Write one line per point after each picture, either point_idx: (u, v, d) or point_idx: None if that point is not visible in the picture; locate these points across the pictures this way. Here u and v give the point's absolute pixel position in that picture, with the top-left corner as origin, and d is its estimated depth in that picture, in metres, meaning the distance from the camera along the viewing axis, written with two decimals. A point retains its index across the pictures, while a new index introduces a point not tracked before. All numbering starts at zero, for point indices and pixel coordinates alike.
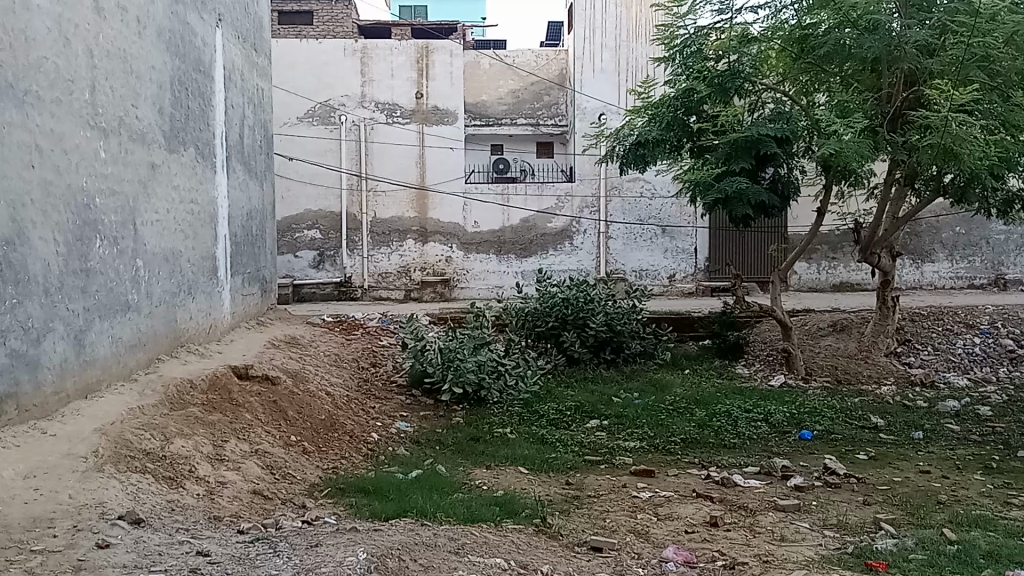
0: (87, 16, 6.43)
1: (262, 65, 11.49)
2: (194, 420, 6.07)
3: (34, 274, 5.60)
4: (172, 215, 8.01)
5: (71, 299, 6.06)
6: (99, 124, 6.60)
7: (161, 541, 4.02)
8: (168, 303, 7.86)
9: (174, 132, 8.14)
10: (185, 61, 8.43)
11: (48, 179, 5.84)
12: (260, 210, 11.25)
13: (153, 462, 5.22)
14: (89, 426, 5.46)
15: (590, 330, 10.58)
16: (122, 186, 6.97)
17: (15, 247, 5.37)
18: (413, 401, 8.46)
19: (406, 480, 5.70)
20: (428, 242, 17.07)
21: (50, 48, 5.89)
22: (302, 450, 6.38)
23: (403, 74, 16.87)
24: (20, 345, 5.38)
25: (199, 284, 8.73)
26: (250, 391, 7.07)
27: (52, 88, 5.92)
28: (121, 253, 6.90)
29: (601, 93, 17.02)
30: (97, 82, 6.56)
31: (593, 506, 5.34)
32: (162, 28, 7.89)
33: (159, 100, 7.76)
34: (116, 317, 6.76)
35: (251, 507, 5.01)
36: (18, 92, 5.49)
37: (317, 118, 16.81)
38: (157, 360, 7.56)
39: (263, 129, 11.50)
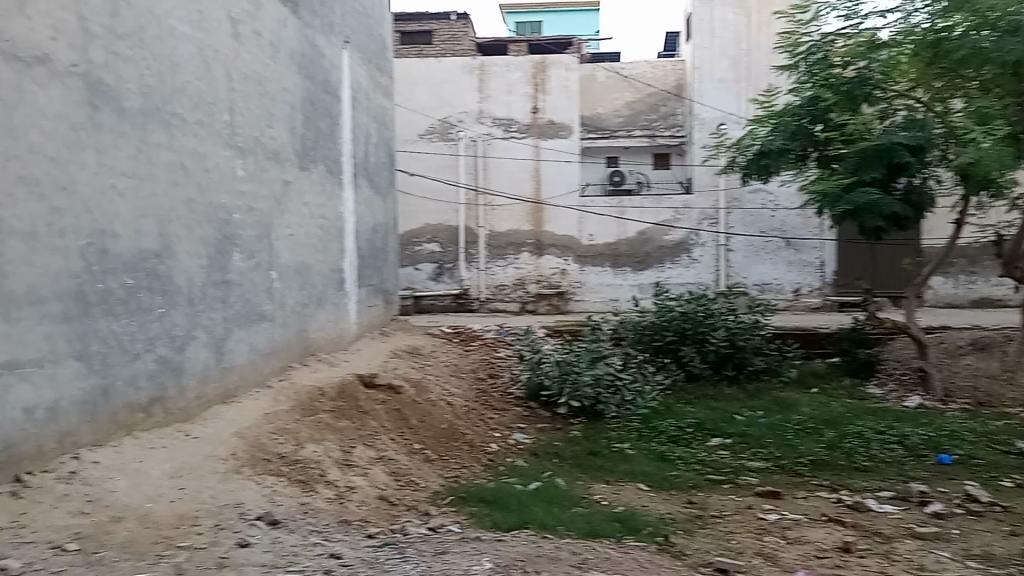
0: (226, 41, 6.84)
1: (386, 84, 11.84)
2: (323, 425, 6.31)
3: (179, 286, 6.02)
4: (304, 230, 8.37)
5: (212, 309, 6.44)
6: (238, 143, 6.99)
7: (297, 542, 4.19)
8: (299, 313, 8.20)
9: (305, 150, 8.51)
10: (314, 82, 8.80)
11: (192, 197, 6.24)
12: (384, 224, 11.58)
13: (287, 465, 5.44)
14: (228, 430, 5.78)
15: (711, 345, 10.39)
16: (259, 202, 7.35)
17: (162, 259, 5.82)
18: (530, 412, 8.49)
19: (525, 492, 5.74)
20: (545, 254, 17.17)
21: (192, 72, 6.30)
22: (425, 458, 6.52)
23: (520, 89, 17.05)
24: (166, 352, 5.81)
25: (328, 295, 9.09)
26: (376, 399, 7.25)
27: (194, 109, 6.32)
28: (257, 265, 7.26)
29: (720, 103, 16.72)
30: (235, 103, 6.96)
31: (717, 526, 5.22)
32: (294, 51, 8.27)
33: (290, 120, 8.13)
34: (253, 327, 7.13)
35: (378, 512, 5.16)
36: (165, 113, 5.94)
37: (436, 134, 17.19)
38: (290, 367, 7.90)
39: (387, 145, 11.89)
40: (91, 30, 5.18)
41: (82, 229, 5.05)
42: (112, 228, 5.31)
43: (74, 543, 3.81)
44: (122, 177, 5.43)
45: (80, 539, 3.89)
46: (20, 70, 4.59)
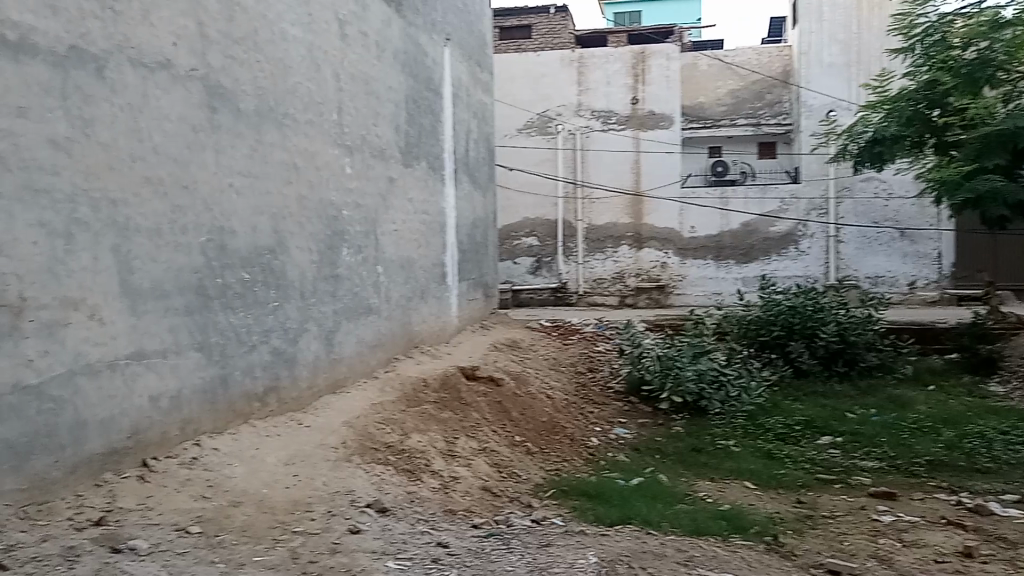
0: (334, 43, 7.04)
1: (486, 80, 11.94)
2: (428, 417, 6.44)
3: (292, 280, 6.25)
4: (408, 225, 8.54)
5: (323, 302, 6.66)
6: (346, 142, 7.19)
7: (405, 530, 4.29)
8: (403, 307, 8.38)
9: (409, 147, 8.69)
10: (417, 80, 8.96)
11: (304, 194, 6.46)
12: (484, 219, 11.69)
13: (393, 454, 5.58)
14: (338, 419, 5.98)
15: (820, 340, 10.07)
16: (365, 199, 7.55)
17: (276, 255, 6.06)
18: (631, 407, 8.42)
19: (627, 487, 5.71)
20: (645, 248, 16.97)
21: (303, 73, 6.51)
22: (526, 450, 6.56)
23: (620, 80, 16.91)
24: (280, 344, 6.05)
25: (431, 289, 9.25)
26: (477, 391, 7.34)
27: (305, 110, 6.54)
28: (364, 260, 7.45)
29: (829, 88, 16.13)
30: (343, 103, 7.16)
31: (828, 527, 5.05)
32: (398, 50, 8.45)
33: (394, 118, 8.30)
34: (360, 319, 7.33)
35: (482, 503, 5.23)
36: (278, 114, 6.17)
37: (535, 129, 17.22)
38: (395, 359, 8.09)
39: (487, 140, 11.99)
40: (209, 35, 5.43)
41: (203, 227, 5.30)
42: (229, 225, 5.55)
43: (196, 526, 4.01)
44: (239, 176, 5.68)
45: (203, 521, 4.09)
46: (144, 76, 4.85)
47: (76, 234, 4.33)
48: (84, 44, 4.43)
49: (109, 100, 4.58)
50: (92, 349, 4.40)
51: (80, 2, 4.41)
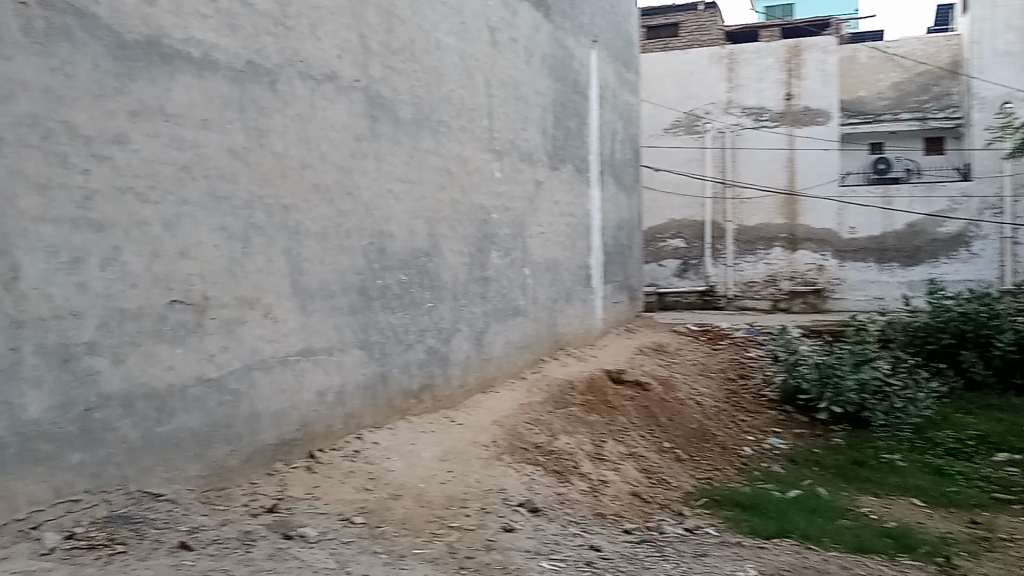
0: (485, 50, 7.20)
1: (632, 80, 11.85)
2: (576, 419, 6.46)
3: (445, 282, 6.43)
4: (554, 228, 8.61)
5: (473, 303, 6.82)
6: (495, 146, 7.32)
7: (557, 531, 4.33)
8: (550, 309, 8.45)
9: (556, 150, 8.75)
10: (565, 83, 9.02)
11: (456, 198, 6.64)
12: (630, 221, 11.60)
13: (543, 455, 5.63)
14: (489, 418, 6.10)
15: (996, 350, 9.37)
16: (514, 202, 7.67)
17: (430, 257, 6.25)
18: (785, 416, 8.10)
19: (782, 498, 5.52)
20: (799, 250, 16.28)
21: (456, 81, 6.69)
22: (676, 456, 6.46)
23: (772, 76, 16.40)
24: (434, 343, 6.25)
25: (577, 291, 9.28)
26: (625, 395, 7.28)
27: (457, 116, 6.72)
28: (512, 263, 7.57)
29: (1005, 77, 15.13)
30: (493, 109, 7.30)
31: (1008, 551, 4.69)
32: (546, 54, 8.53)
33: (542, 121, 8.39)
34: (509, 320, 7.45)
35: (632, 508, 5.19)
36: (433, 121, 6.37)
37: (682, 128, 16.89)
38: (542, 360, 8.16)
39: (633, 141, 11.91)
40: (371, 47, 5.67)
41: (364, 230, 5.54)
42: (388, 229, 5.78)
43: (360, 516, 4.20)
44: (397, 181, 5.90)
45: (366, 512, 4.28)
46: (313, 88, 5.13)
47: (253, 238, 4.64)
48: (260, 60, 4.74)
49: (281, 112, 4.88)
50: (265, 346, 4.69)
51: (256, 21, 4.72)
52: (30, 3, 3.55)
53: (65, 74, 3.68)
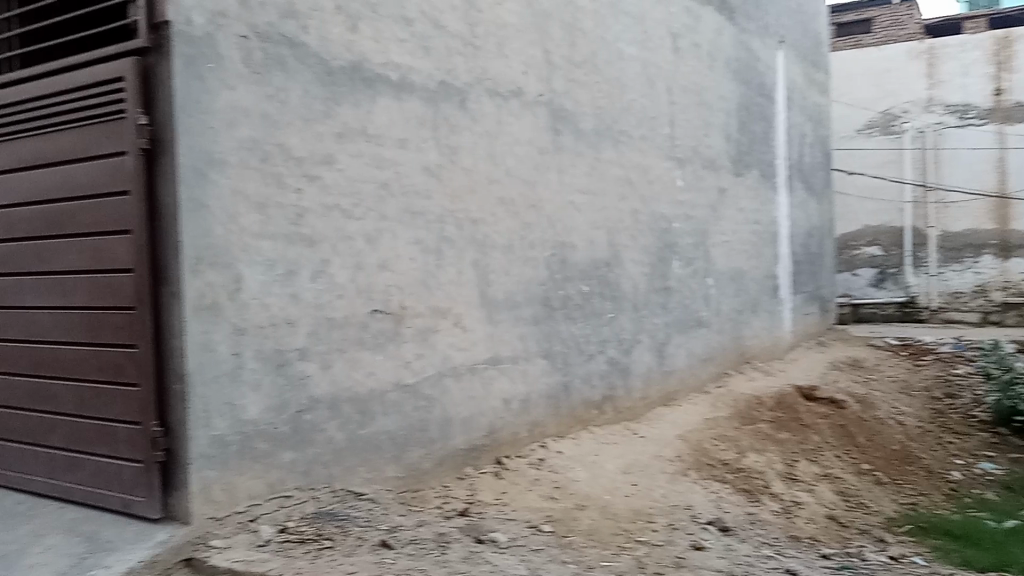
0: (667, 57, 7.11)
1: (821, 80, 11.30)
2: (764, 436, 6.22)
3: (626, 292, 6.40)
4: (739, 236, 8.34)
5: (655, 314, 6.73)
6: (677, 154, 7.21)
7: (749, 552, 4.18)
8: (734, 321, 8.19)
9: (740, 156, 8.49)
10: (749, 87, 8.74)
11: (638, 208, 6.59)
12: (820, 228, 11.04)
13: (730, 472, 5.46)
14: (672, 432, 6.00)
15: None
16: (697, 210, 7.51)
17: (612, 267, 6.24)
18: (1001, 440, 7.39)
19: (1001, 529, 5.04)
20: (1013, 258, 14.93)
21: (638, 90, 6.66)
22: (876, 480, 6.06)
23: (979, 70, 15.13)
24: (616, 354, 6.23)
25: (763, 302, 8.94)
26: (817, 412, 6.92)
27: (639, 125, 6.68)
28: (694, 273, 7.40)
29: None
30: (675, 116, 7.19)
31: None
32: (730, 58, 8.30)
33: (726, 127, 8.17)
34: (692, 332, 7.29)
35: (828, 532, 4.92)
36: (615, 131, 6.36)
37: (878, 128, 15.74)
38: (726, 373, 7.93)
39: (823, 145, 11.33)
40: (554, 61, 5.76)
41: (548, 241, 5.62)
42: (571, 240, 5.83)
43: (548, 525, 4.24)
44: (579, 193, 5.94)
45: (553, 521, 4.32)
46: (499, 104, 5.27)
47: (444, 250, 4.82)
48: (451, 79, 4.92)
49: (471, 129, 5.05)
50: (456, 354, 4.86)
51: (447, 42, 4.91)
52: (251, 36, 3.88)
53: (280, 100, 3.99)
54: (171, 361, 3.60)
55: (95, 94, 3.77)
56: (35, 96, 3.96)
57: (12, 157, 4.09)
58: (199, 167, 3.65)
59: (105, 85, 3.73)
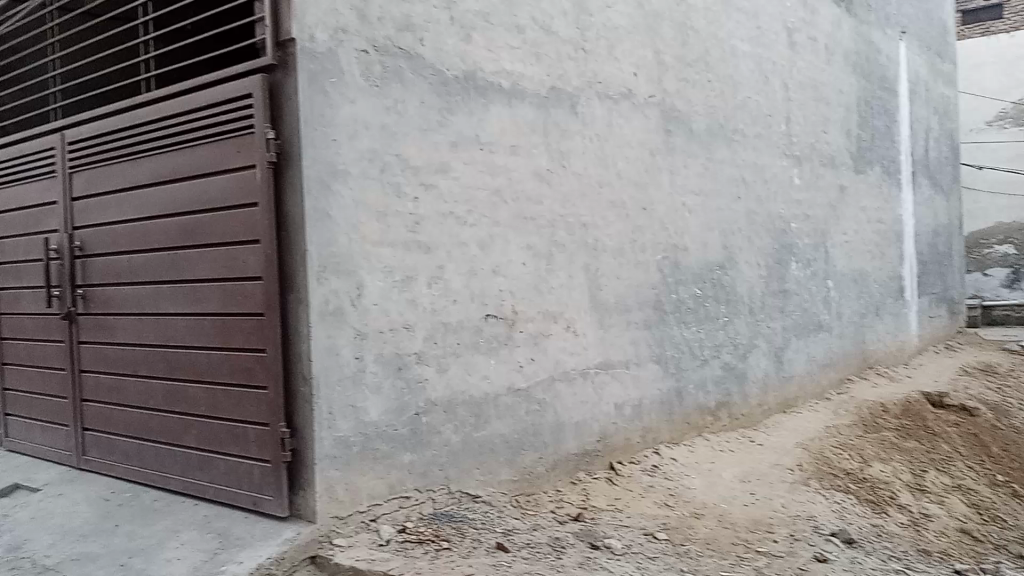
0: (782, 53, 6.91)
1: (948, 70, 10.72)
2: (889, 445, 5.95)
3: (742, 296, 6.25)
4: (860, 236, 8.01)
5: (772, 318, 6.55)
6: (794, 152, 6.99)
7: (876, 566, 4.01)
8: (857, 324, 7.87)
9: (861, 152, 8.15)
10: (870, 80, 8.38)
11: (753, 209, 6.43)
12: (948, 226, 10.47)
13: (854, 482, 5.25)
14: (791, 440, 5.82)
15: None
16: (815, 210, 7.26)
17: (726, 270, 6.11)
18: None
19: None
20: None
21: (752, 88, 6.50)
22: (1014, 492, 5.70)
23: None
24: (731, 359, 6.09)
25: (887, 305, 8.56)
26: (947, 421, 6.57)
27: (754, 124, 6.51)
28: (814, 274, 7.16)
29: None
30: (791, 113, 6.98)
31: None
32: (849, 51, 7.99)
33: (846, 123, 7.86)
34: (811, 336, 7.05)
35: (962, 547, 4.66)
36: (728, 130, 6.23)
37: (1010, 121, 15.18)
38: (848, 379, 7.62)
39: (950, 138, 10.75)
40: (666, 62, 5.69)
41: (660, 245, 5.56)
42: (683, 242, 5.75)
43: (664, 532, 4.19)
44: (692, 195, 5.85)
45: (669, 529, 4.27)
46: (610, 107, 5.25)
47: (556, 255, 4.84)
48: (562, 84, 4.94)
49: (582, 133, 5.05)
50: (568, 358, 4.87)
51: (558, 47, 4.93)
52: (370, 50, 4.00)
53: (398, 112, 4.10)
54: (298, 365, 3.75)
55: (223, 111, 3.94)
56: (170, 114, 4.16)
57: (149, 171, 4.29)
58: (323, 179, 3.79)
59: (233, 102, 3.90)
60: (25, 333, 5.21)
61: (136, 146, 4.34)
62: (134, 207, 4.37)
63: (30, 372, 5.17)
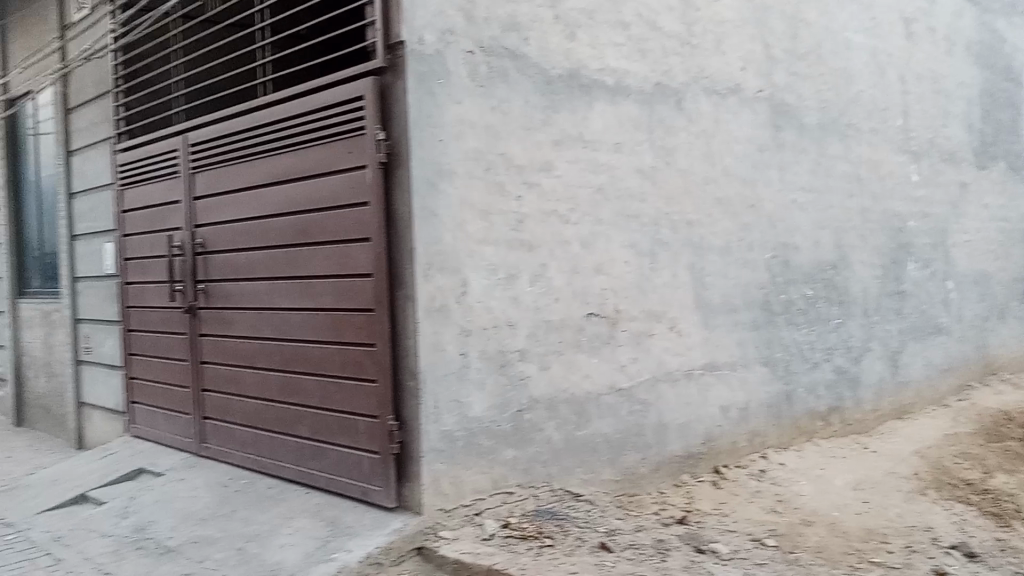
0: (899, 44, 6.61)
1: None
2: None
3: (855, 297, 6.02)
4: (984, 235, 7.58)
5: (887, 320, 6.28)
6: (911, 147, 6.68)
7: None
8: (979, 328, 7.46)
9: (984, 147, 7.72)
10: (995, 70, 7.92)
11: (867, 206, 6.18)
12: None
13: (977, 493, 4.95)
14: (907, 449, 5.58)
15: None
16: (935, 208, 6.91)
17: (838, 270, 5.90)
18: None
19: None
20: None
21: (867, 81, 6.25)
22: None
23: None
24: (844, 362, 5.88)
25: (1013, 308, 8.07)
26: None
27: (868, 118, 6.26)
28: (933, 275, 6.82)
29: None
30: (909, 107, 6.67)
31: None
32: (971, 40, 7.57)
33: (968, 116, 7.46)
34: (929, 340, 6.73)
35: None
36: (841, 125, 6.01)
37: None
38: (970, 386, 7.23)
39: None
40: (776, 55, 5.53)
41: (768, 243, 5.41)
42: (793, 241, 5.58)
43: (771, 539, 4.07)
44: (803, 191, 5.67)
45: (778, 535, 4.15)
46: (717, 103, 5.15)
47: (660, 253, 4.77)
48: (668, 80, 4.87)
49: (687, 129, 4.96)
50: (672, 359, 4.79)
51: (664, 42, 4.86)
52: (475, 51, 4.05)
53: (502, 111, 4.14)
54: (405, 360, 3.83)
55: (336, 113, 4.06)
56: (287, 117, 4.32)
57: (265, 172, 4.46)
58: (430, 178, 3.86)
59: (345, 105, 4.01)
60: (150, 325, 5.50)
61: (254, 148, 4.53)
62: (252, 206, 4.56)
63: (155, 362, 5.45)
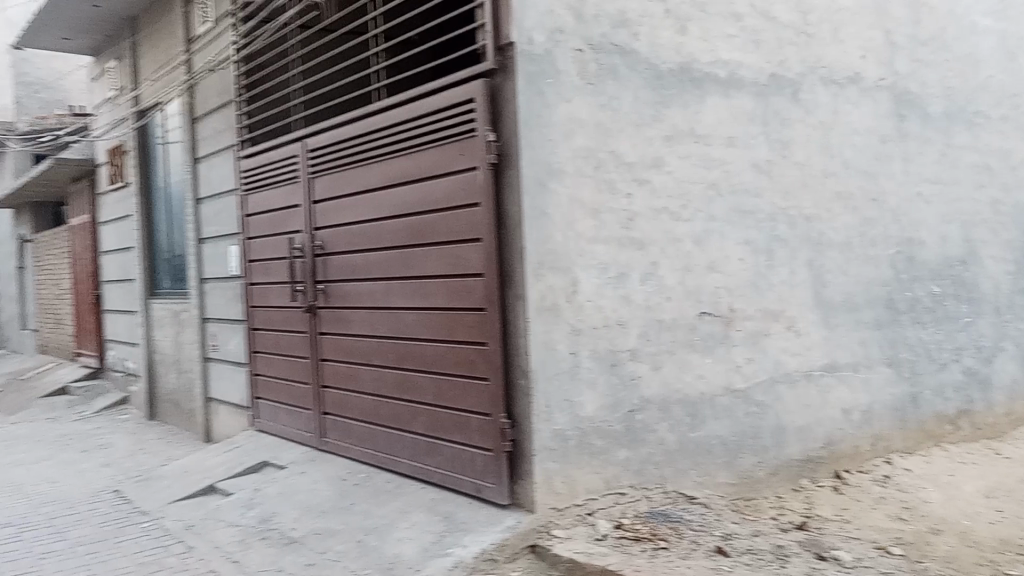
0: None
1: None
2: None
3: (985, 294, 5.69)
4: None
5: (1022, 318, 5.91)
6: None
7: None
8: None
9: None
10: None
11: (998, 198, 5.83)
12: None
13: None
14: None
15: None
16: None
17: (967, 267, 5.60)
18: None
19: None
20: None
21: (997, 65, 5.89)
22: None
23: None
24: (974, 363, 5.57)
25: None
26: None
27: (999, 104, 5.90)
28: None
29: None
30: None
31: None
32: None
33: None
34: None
35: None
36: (968, 113, 5.69)
37: None
38: None
39: None
40: (897, 42, 5.28)
41: (890, 239, 5.18)
42: (917, 236, 5.32)
43: (897, 548, 3.89)
44: (927, 183, 5.40)
45: (903, 543, 3.96)
46: (834, 94, 4.96)
47: (776, 250, 4.64)
48: (783, 72, 4.73)
49: (803, 122, 4.80)
50: (789, 359, 4.65)
51: (778, 33, 4.72)
52: (585, 49, 4.03)
53: (612, 108, 4.10)
54: (517, 358, 3.85)
55: (448, 115, 4.12)
56: (401, 120, 4.42)
57: (380, 175, 4.57)
58: (540, 178, 3.87)
59: (457, 107, 4.06)
60: (272, 324, 5.73)
61: (370, 151, 4.65)
62: (368, 208, 4.68)
63: (277, 359, 5.68)
